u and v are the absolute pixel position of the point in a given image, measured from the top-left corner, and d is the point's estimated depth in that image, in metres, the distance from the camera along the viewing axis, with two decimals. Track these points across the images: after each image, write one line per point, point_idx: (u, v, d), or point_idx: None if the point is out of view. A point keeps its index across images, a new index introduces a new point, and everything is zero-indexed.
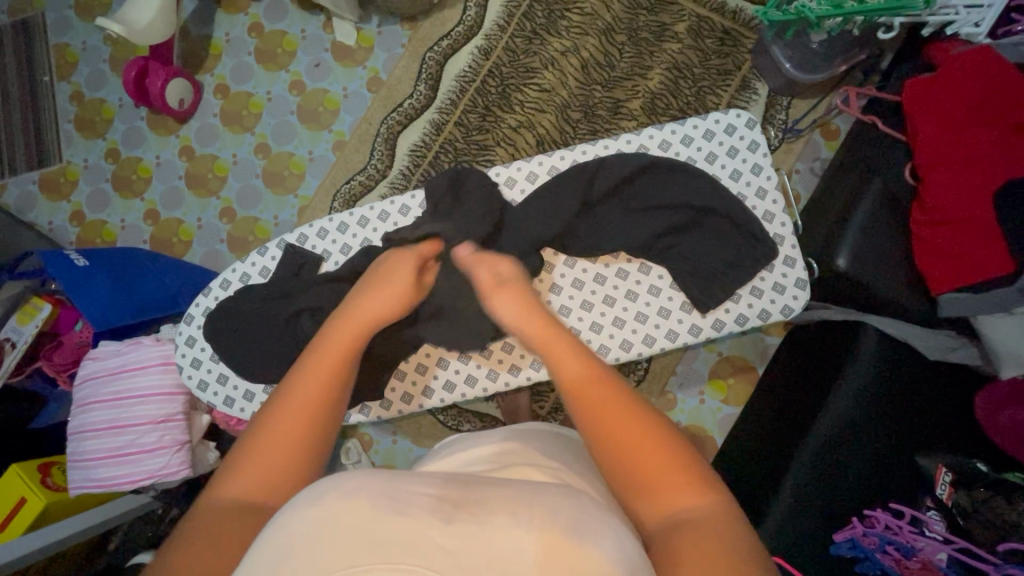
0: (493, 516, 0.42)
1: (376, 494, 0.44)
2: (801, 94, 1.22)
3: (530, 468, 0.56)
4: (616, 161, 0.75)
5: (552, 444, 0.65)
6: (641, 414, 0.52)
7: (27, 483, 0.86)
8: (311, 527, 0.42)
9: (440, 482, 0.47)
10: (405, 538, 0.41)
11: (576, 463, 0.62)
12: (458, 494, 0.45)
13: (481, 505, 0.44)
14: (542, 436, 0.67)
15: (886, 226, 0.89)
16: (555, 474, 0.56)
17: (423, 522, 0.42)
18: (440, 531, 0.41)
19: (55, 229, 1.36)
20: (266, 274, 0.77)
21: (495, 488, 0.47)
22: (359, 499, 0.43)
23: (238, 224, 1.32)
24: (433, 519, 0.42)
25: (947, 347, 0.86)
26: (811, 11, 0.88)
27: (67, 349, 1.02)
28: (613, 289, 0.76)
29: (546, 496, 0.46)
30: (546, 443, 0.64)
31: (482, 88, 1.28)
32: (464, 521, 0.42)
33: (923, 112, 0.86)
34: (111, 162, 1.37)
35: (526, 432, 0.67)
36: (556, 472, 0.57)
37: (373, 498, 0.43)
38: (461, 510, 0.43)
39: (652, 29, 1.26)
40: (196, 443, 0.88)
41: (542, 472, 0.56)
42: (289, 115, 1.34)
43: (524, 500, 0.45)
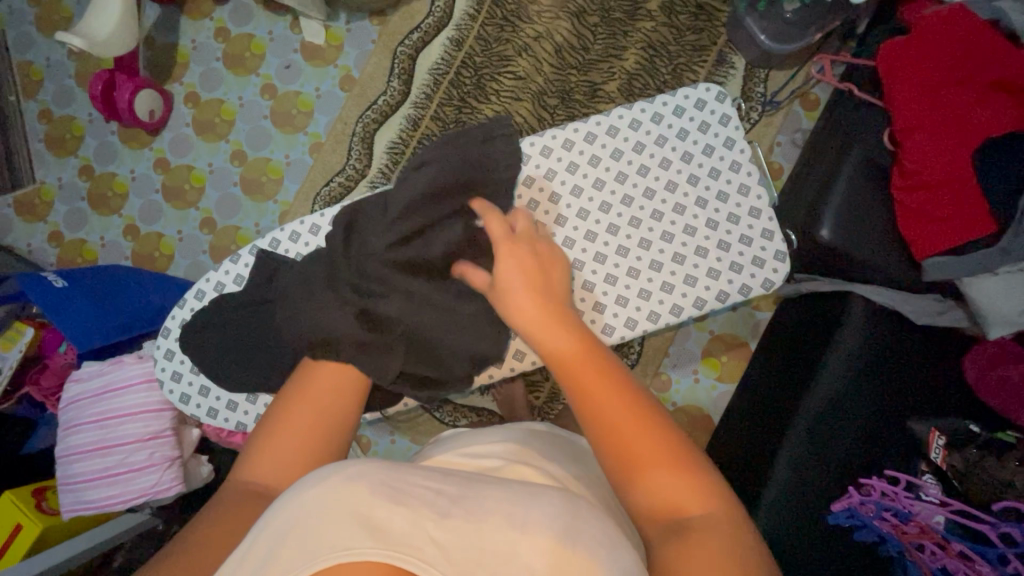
0: (487, 516, 0.43)
1: (376, 482, 0.44)
2: (778, 66, 1.21)
3: (529, 467, 0.57)
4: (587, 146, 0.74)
5: (547, 443, 0.65)
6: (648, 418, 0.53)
7: (21, 509, 0.86)
8: (313, 504, 0.42)
9: (437, 476, 0.48)
10: (402, 528, 0.41)
11: (572, 464, 0.62)
12: (454, 489, 0.46)
13: (475, 503, 0.45)
14: (536, 435, 0.67)
15: (867, 194, 0.89)
16: (557, 478, 0.56)
17: (419, 514, 0.42)
18: (434, 524, 0.42)
19: (35, 251, 1.33)
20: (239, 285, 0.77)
21: (494, 487, 0.48)
22: (358, 485, 0.43)
23: (219, 234, 1.31)
24: (429, 512, 0.42)
25: (934, 311, 0.87)
26: None
27: (53, 372, 1.01)
28: (592, 273, 0.74)
29: (548, 499, 0.47)
30: (544, 442, 0.65)
31: (456, 79, 1.26)
32: (459, 517, 0.43)
33: (899, 75, 0.85)
34: (86, 179, 1.34)
35: (522, 432, 0.66)
36: (553, 475, 0.57)
37: (372, 484, 0.43)
38: (456, 507, 0.44)
39: (624, 8, 1.24)
40: (188, 457, 0.87)
41: (538, 472, 0.56)
42: (262, 120, 1.32)
43: (519, 502, 0.45)
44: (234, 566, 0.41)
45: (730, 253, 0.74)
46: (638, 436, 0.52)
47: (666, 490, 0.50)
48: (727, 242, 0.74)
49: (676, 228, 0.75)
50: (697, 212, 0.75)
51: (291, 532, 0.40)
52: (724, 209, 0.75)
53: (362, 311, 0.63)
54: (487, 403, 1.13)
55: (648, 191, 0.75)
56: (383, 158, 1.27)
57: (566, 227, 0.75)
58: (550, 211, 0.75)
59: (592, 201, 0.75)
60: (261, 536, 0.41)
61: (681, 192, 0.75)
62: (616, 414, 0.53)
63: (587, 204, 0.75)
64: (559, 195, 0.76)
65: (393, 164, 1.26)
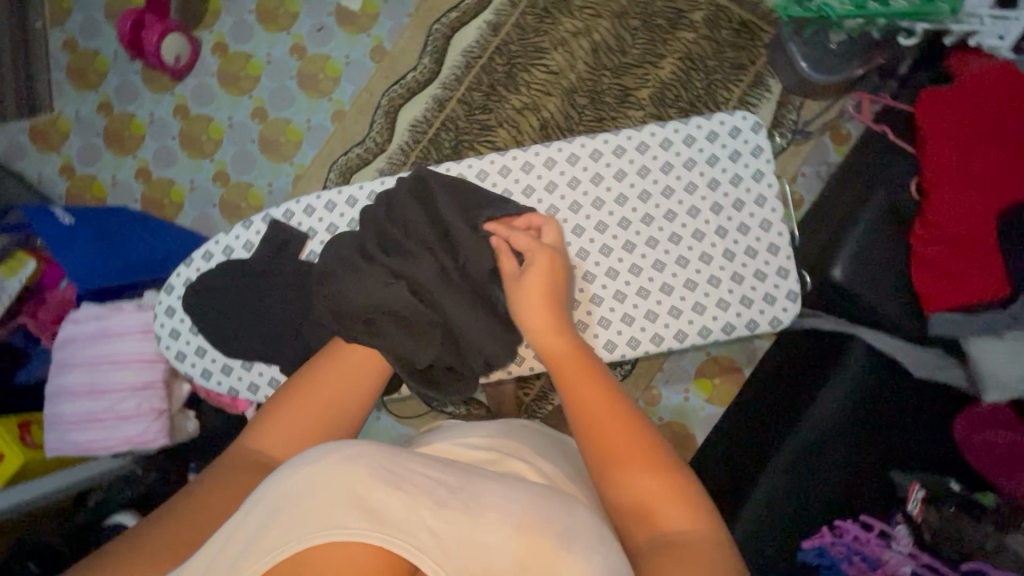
0: (484, 510, 0.43)
1: (375, 465, 0.43)
2: (814, 95, 1.19)
3: (525, 464, 0.57)
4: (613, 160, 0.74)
5: (543, 441, 0.65)
6: (639, 430, 0.54)
7: (5, 439, 0.86)
8: (303, 482, 0.42)
9: (439, 466, 0.47)
10: (397, 512, 0.41)
11: (566, 465, 0.62)
12: (454, 480, 0.46)
13: (474, 496, 0.44)
14: (530, 430, 0.67)
15: (883, 238, 0.88)
16: (550, 476, 0.57)
17: (418, 501, 0.42)
18: (432, 513, 0.42)
19: (44, 181, 1.33)
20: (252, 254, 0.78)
21: (490, 480, 0.47)
22: (357, 466, 0.42)
23: (231, 189, 1.30)
24: (426, 499, 0.42)
25: (933, 366, 0.86)
26: (832, 10, 0.92)
27: (53, 304, 1.00)
28: (602, 288, 0.74)
29: (552, 503, 0.47)
30: (539, 440, 0.65)
31: (488, 66, 1.24)
32: (456, 508, 0.42)
33: (935, 124, 0.84)
34: (103, 116, 1.33)
35: (519, 428, 0.66)
36: (548, 474, 0.57)
37: (373, 468, 0.43)
38: (454, 497, 0.44)
39: (667, 16, 1.22)
40: (176, 411, 0.87)
41: (533, 470, 0.56)
42: (287, 79, 1.30)
43: (516, 499, 0.45)
44: (225, 537, 0.41)
45: (742, 286, 0.74)
46: (620, 440, 0.53)
47: (651, 497, 0.50)
48: (741, 275, 0.74)
49: (692, 254, 0.74)
50: (715, 241, 0.74)
51: (282, 509, 0.40)
52: (743, 241, 0.74)
53: (371, 292, 0.64)
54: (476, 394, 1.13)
55: (670, 213, 0.75)
56: (404, 135, 1.26)
57: (583, 237, 0.75)
58: (568, 220, 0.75)
59: (612, 215, 0.75)
60: (252, 511, 0.42)
61: (703, 218, 0.75)
62: (598, 414, 0.54)
63: (606, 218, 0.75)
64: (580, 205, 0.75)
65: (413, 143, 1.25)
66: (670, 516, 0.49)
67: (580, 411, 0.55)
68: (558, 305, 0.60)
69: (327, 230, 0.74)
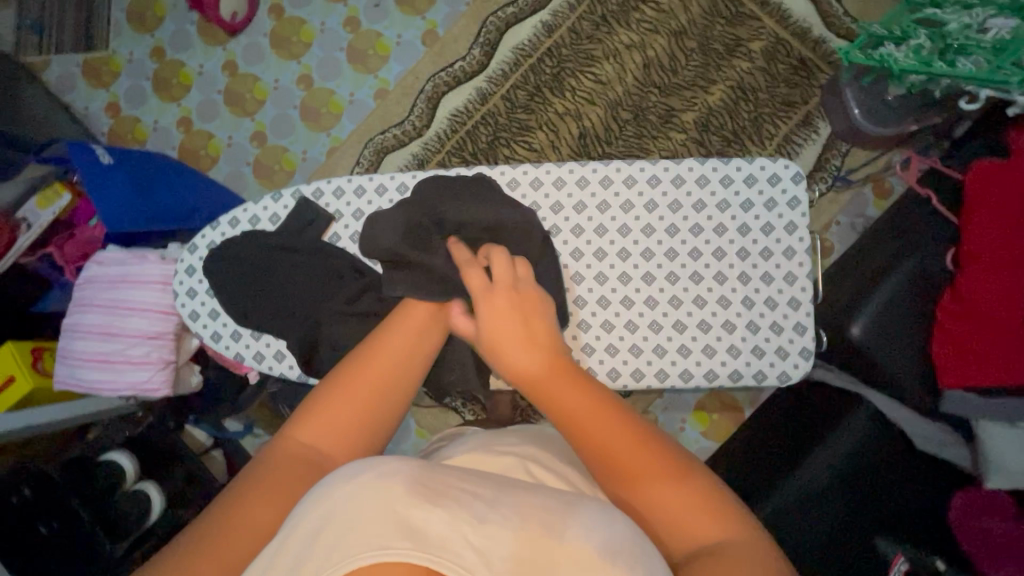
0: (528, 522, 0.41)
1: (409, 481, 0.42)
2: (862, 145, 1.16)
3: (546, 470, 0.58)
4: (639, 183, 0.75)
5: (566, 448, 0.65)
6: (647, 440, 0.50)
7: (18, 363, 0.88)
8: (337, 503, 0.41)
9: (469, 477, 0.47)
10: (440, 529, 0.39)
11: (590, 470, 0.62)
12: (488, 493, 0.45)
13: (514, 507, 0.43)
14: (547, 436, 0.68)
15: (910, 305, 0.86)
16: (574, 483, 0.57)
17: (458, 515, 0.41)
18: (475, 530, 0.40)
19: (90, 115, 1.36)
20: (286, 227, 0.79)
21: (531, 495, 0.46)
22: (392, 481, 0.42)
23: (266, 150, 1.31)
24: (467, 515, 0.41)
25: (937, 441, 0.85)
26: (897, 62, 0.90)
27: (78, 241, 1.03)
28: (614, 315, 0.74)
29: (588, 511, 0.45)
30: (557, 445, 0.66)
31: (537, 66, 1.24)
32: (498, 523, 0.41)
33: (983, 197, 0.81)
34: (155, 61, 1.35)
35: (539, 434, 0.67)
36: (569, 479, 0.57)
37: (407, 482, 0.42)
38: (496, 511, 0.42)
39: (725, 42, 1.20)
40: (183, 364, 0.89)
41: (557, 478, 0.56)
42: (337, 51, 1.31)
43: (561, 511, 0.43)
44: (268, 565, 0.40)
45: (756, 336, 0.73)
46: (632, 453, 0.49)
47: (677, 507, 0.48)
48: (757, 324, 0.73)
49: (711, 296, 0.73)
50: (736, 286, 0.73)
51: (320, 533, 0.40)
52: (764, 291, 0.73)
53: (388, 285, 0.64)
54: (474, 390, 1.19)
55: (694, 251, 0.74)
56: (442, 123, 1.26)
57: (604, 262, 0.74)
58: (591, 243, 0.75)
59: (636, 244, 0.74)
60: (294, 534, 0.41)
61: (727, 262, 0.74)
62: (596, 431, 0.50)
63: (630, 246, 0.74)
64: (606, 229, 0.75)
65: (451, 133, 1.25)
66: (700, 526, 0.47)
67: (578, 433, 0.51)
68: (526, 322, 0.57)
69: (355, 216, 0.75)
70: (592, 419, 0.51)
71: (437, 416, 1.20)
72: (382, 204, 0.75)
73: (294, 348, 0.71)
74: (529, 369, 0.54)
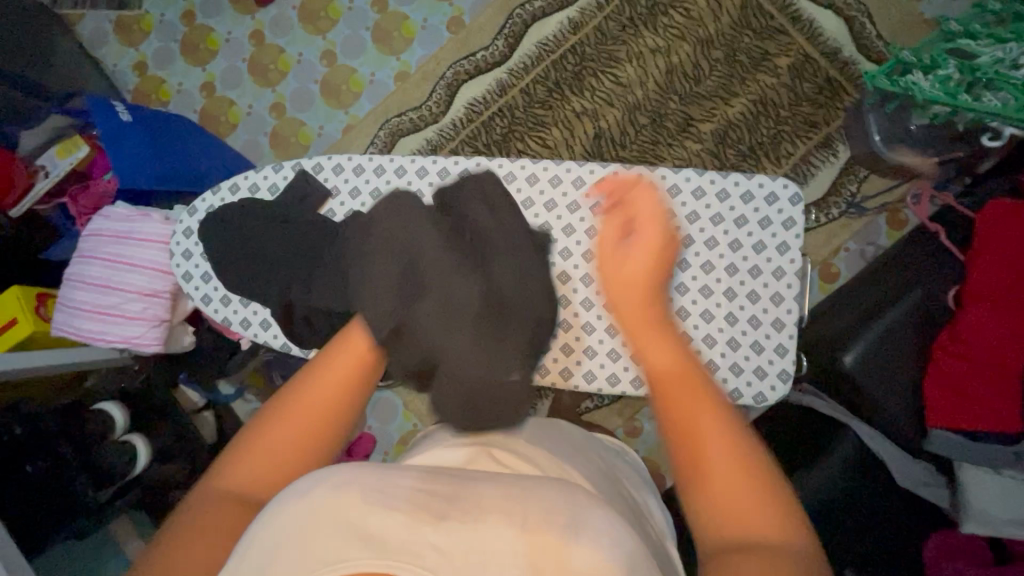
0: (486, 513, 0.40)
1: (365, 486, 0.42)
2: (881, 172, 1.14)
3: (519, 457, 0.58)
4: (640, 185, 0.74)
5: (540, 433, 0.66)
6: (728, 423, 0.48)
7: (22, 306, 0.90)
8: (293, 517, 0.41)
9: (427, 477, 0.45)
10: (399, 533, 0.38)
11: (565, 456, 0.63)
12: (447, 489, 0.43)
13: (471, 500, 0.42)
14: (523, 422, 0.68)
15: (903, 340, 0.85)
16: (548, 469, 0.58)
17: (419, 517, 0.40)
18: (435, 529, 0.39)
19: (117, 72, 1.38)
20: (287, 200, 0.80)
21: (490, 483, 0.45)
22: (347, 491, 0.41)
23: (284, 122, 1.33)
24: (429, 516, 0.40)
25: (920, 480, 0.83)
26: (922, 92, 0.87)
27: (92, 193, 1.05)
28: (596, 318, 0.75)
29: (546, 491, 0.43)
30: (532, 431, 0.66)
31: (559, 62, 1.23)
32: (455, 519, 0.40)
33: (993, 239, 0.79)
34: (185, 24, 1.37)
35: (516, 422, 0.68)
36: (544, 466, 0.58)
37: (362, 490, 0.41)
38: (453, 509, 0.41)
39: (751, 54, 1.18)
40: (177, 323, 0.91)
41: (532, 465, 0.57)
42: (363, 30, 1.32)
43: (518, 496, 0.42)
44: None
45: (735, 354, 0.73)
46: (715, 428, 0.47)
47: (729, 496, 0.45)
48: (738, 342, 0.73)
49: (694, 308, 0.73)
50: (721, 301, 0.73)
51: (277, 551, 0.39)
52: (749, 309, 0.73)
53: None
54: None
55: (683, 262, 0.74)
56: (459, 111, 1.26)
57: (589, 265, 0.75)
58: (581, 244, 0.75)
59: None
60: (249, 552, 0.40)
61: (715, 276, 0.73)
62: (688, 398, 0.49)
63: None
64: (597, 231, 0.75)
65: (466, 122, 1.25)
66: (751, 518, 0.44)
67: (668, 396, 0.49)
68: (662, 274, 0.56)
69: (390, 194, 0.77)
70: (685, 390, 0.49)
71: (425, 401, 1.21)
72: (380, 185, 0.77)
73: (282, 319, 0.73)
74: (641, 318, 0.54)
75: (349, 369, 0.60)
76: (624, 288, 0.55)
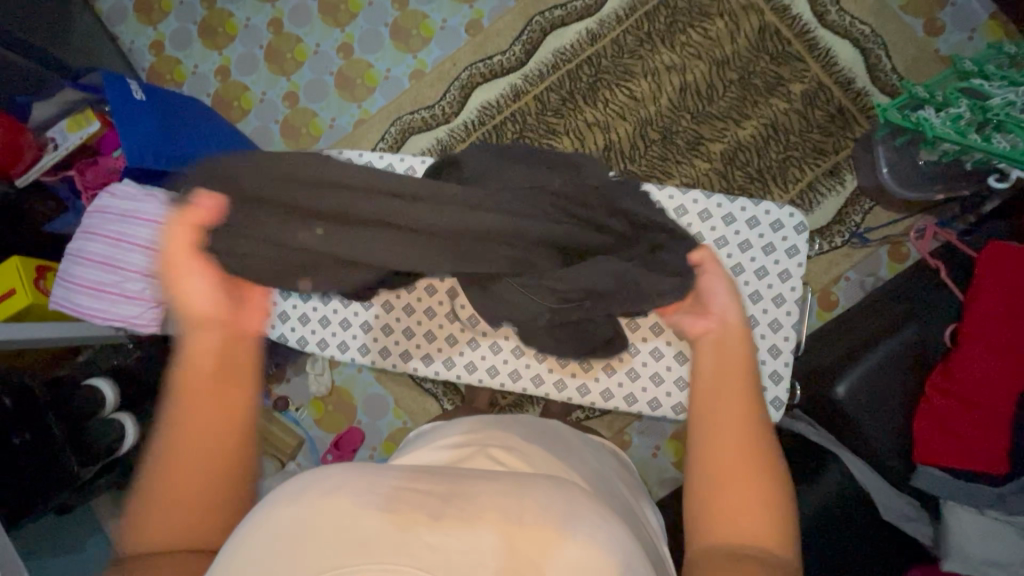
0: (483, 510, 0.43)
1: (356, 490, 0.44)
2: (885, 204, 1.14)
3: (504, 450, 0.59)
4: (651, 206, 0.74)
5: (529, 429, 0.67)
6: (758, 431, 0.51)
7: (21, 277, 0.90)
8: (291, 520, 0.42)
9: (418, 475, 0.47)
10: (389, 536, 0.40)
11: (554, 448, 0.64)
12: (443, 487, 0.45)
13: (473, 498, 0.44)
14: (512, 420, 0.69)
15: (897, 374, 0.85)
16: (535, 463, 0.58)
17: (412, 518, 0.41)
18: (429, 529, 0.41)
19: (134, 50, 1.39)
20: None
21: (491, 482, 0.47)
22: (341, 495, 0.43)
23: (297, 112, 1.33)
24: (423, 516, 0.42)
25: (904, 514, 0.83)
26: (932, 128, 0.88)
27: (100, 169, 1.05)
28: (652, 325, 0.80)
29: (544, 497, 0.46)
30: (519, 427, 0.67)
31: (574, 72, 1.23)
32: (452, 515, 0.42)
33: (995, 279, 0.79)
34: (205, 7, 1.38)
35: (503, 420, 0.68)
36: (534, 459, 0.59)
37: (352, 494, 0.43)
38: (449, 505, 0.43)
39: (766, 79, 1.19)
40: (175, 306, 0.91)
41: (517, 456, 0.58)
42: (381, 26, 1.32)
43: (513, 496, 0.45)
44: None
45: None
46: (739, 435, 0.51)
47: (734, 496, 0.49)
48: None
49: None
50: None
51: (284, 549, 0.40)
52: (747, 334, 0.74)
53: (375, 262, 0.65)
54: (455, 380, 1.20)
55: None
56: (472, 114, 1.26)
57: None
58: None
59: None
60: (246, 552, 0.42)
61: None
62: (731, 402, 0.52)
63: None
64: None
65: (478, 124, 1.25)
66: (749, 522, 0.48)
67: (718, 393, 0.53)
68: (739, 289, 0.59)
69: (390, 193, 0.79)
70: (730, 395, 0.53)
71: (416, 400, 1.21)
72: None
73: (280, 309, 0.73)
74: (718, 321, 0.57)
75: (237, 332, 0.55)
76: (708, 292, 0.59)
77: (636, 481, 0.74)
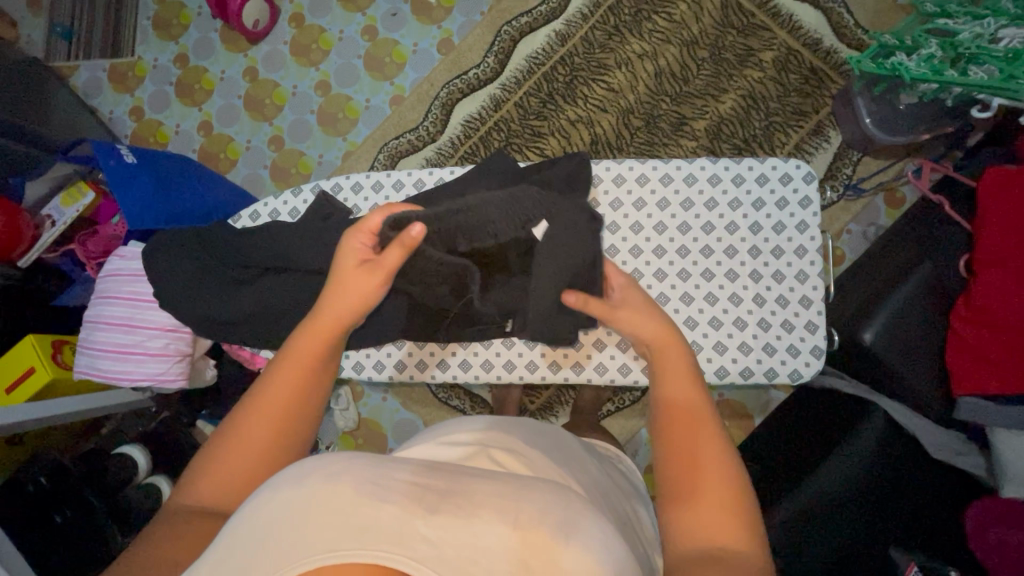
0: (478, 508, 0.37)
1: (360, 478, 0.38)
2: (874, 153, 1.17)
3: (495, 454, 0.55)
4: (679, 179, 0.80)
5: (530, 435, 0.64)
6: (720, 453, 0.55)
7: (38, 355, 0.90)
8: (284, 510, 0.37)
9: (424, 471, 0.42)
10: (389, 522, 0.35)
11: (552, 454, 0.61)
12: (442, 483, 0.40)
13: (467, 497, 0.39)
14: (512, 427, 0.65)
15: (919, 312, 0.86)
16: (533, 468, 0.55)
17: (409, 509, 0.36)
18: (425, 521, 0.36)
19: (115, 119, 1.40)
20: (303, 224, 0.81)
21: (488, 481, 0.41)
22: (324, 488, 0.38)
23: (284, 154, 1.34)
24: (418, 508, 0.37)
25: (952, 449, 0.83)
26: (907, 71, 0.90)
27: (101, 238, 1.05)
28: None
29: (543, 495, 0.41)
30: (522, 434, 0.63)
31: (550, 74, 1.26)
32: (448, 513, 0.37)
33: (999, 203, 0.80)
34: (179, 67, 1.39)
35: (509, 424, 0.66)
36: (528, 463, 0.55)
37: (356, 482, 0.38)
38: (446, 501, 0.38)
39: (736, 51, 1.21)
40: (199, 357, 0.93)
41: (514, 459, 0.55)
42: (355, 58, 1.34)
43: (511, 494, 0.40)
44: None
45: (767, 333, 0.77)
46: (705, 460, 0.54)
47: (710, 522, 0.51)
48: (768, 322, 0.77)
49: (722, 293, 0.78)
50: (747, 284, 0.78)
51: (264, 541, 0.36)
52: (776, 289, 0.78)
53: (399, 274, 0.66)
54: (482, 392, 1.20)
55: (706, 248, 0.79)
56: (456, 129, 1.28)
57: (639, 259, 0.79)
58: (627, 239, 0.80)
59: (672, 241, 0.79)
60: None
61: (739, 259, 0.78)
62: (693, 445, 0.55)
63: (664, 242, 0.79)
64: (642, 226, 0.80)
65: (464, 138, 1.27)
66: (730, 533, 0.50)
67: (673, 431, 0.56)
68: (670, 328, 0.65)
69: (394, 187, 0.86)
70: (683, 428, 0.56)
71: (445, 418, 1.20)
72: (378, 200, 0.86)
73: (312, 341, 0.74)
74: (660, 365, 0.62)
75: (327, 329, 0.61)
76: (664, 350, 0.63)
77: (632, 488, 0.70)
